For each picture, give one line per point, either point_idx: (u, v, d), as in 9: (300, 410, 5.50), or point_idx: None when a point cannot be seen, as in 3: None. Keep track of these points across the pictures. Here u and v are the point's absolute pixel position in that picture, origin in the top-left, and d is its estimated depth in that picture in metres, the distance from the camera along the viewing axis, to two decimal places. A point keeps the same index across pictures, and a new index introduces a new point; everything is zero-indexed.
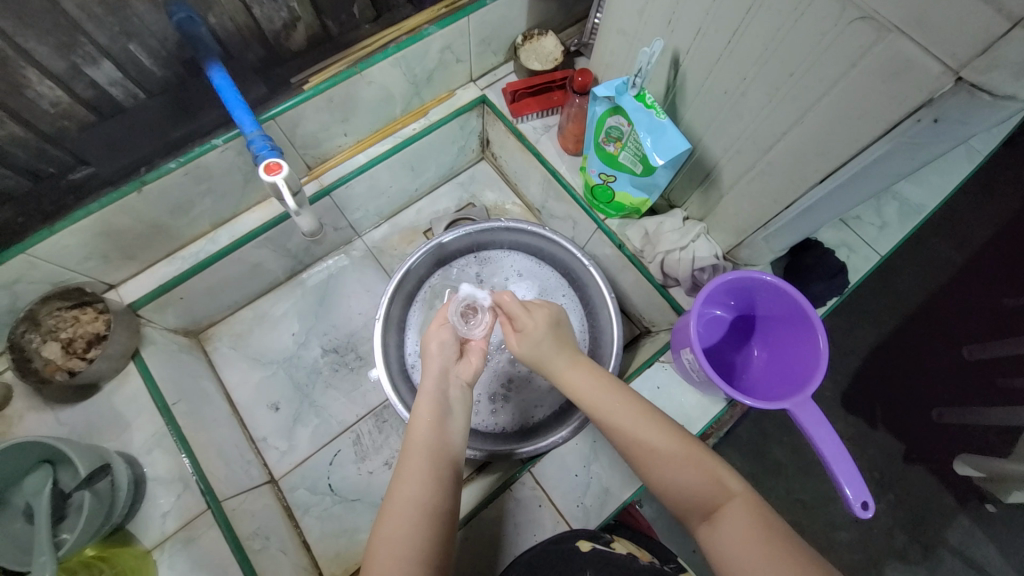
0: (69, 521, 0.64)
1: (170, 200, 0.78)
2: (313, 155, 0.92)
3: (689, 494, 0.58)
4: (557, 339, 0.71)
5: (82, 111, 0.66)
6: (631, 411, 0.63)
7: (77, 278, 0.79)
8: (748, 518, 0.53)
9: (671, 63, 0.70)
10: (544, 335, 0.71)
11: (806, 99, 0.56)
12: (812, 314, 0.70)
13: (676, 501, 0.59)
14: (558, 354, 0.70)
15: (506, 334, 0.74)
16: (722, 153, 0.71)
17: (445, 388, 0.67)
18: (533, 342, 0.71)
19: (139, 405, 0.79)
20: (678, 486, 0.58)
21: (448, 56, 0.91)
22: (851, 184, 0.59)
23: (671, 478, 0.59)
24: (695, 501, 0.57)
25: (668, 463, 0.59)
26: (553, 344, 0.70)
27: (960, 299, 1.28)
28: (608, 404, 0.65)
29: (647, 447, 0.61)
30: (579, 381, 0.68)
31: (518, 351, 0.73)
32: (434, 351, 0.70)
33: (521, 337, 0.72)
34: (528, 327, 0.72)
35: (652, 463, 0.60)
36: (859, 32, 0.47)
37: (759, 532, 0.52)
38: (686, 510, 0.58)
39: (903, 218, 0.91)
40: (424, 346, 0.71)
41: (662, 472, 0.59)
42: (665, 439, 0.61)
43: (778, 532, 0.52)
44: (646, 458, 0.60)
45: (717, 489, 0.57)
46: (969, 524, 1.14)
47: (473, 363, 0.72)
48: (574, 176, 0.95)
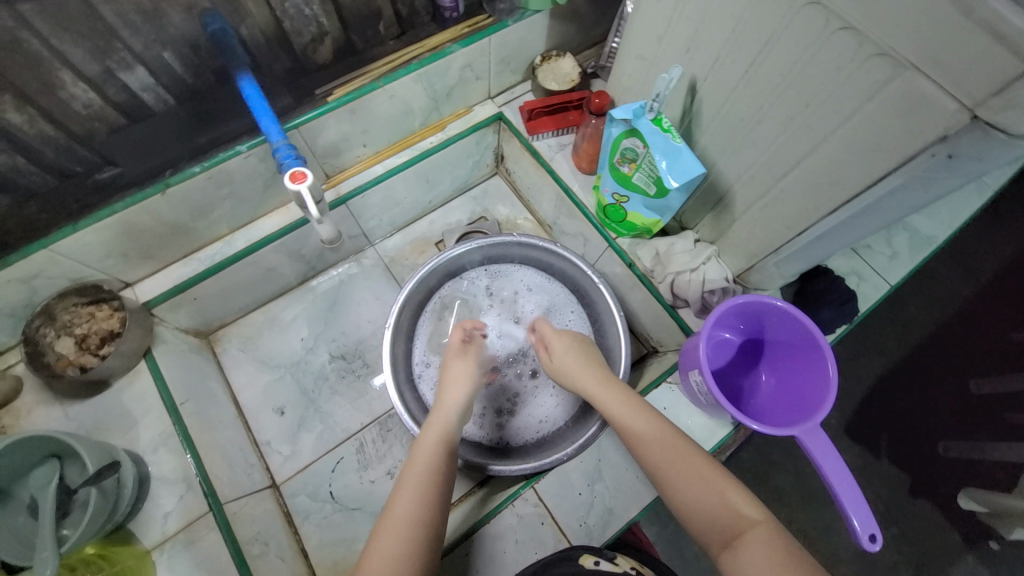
0: (72, 516, 0.64)
1: (192, 203, 0.80)
2: (332, 164, 0.93)
3: (711, 516, 0.58)
4: (585, 355, 0.79)
5: (112, 114, 0.68)
6: (654, 432, 0.65)
7: (95, 275, 0.80)
8: (770, 546, 0.53)
9: (688, 89, 0.71)
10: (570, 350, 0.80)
11: (821, 129, 0.57)
12: (822, 341, 0.70)
13: (698, 524, 0.59)
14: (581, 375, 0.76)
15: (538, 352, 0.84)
16: (735, 178, 0.72)
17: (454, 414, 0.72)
18: (562, 355, 0.80)
19: (147, 403, 0.80)
20: (699, 508, 0.59)
21: (468, 74, 0.93)
22: (866, 214, 0.60)
23: (693, 498, 0.59)
24: (717, 525, 0.57)
25: (691, 483, 0.60)
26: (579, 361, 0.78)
27: (969, 331, 1.27)
28: (637, 427, 0.67)
29: (672, 466, 0.62)
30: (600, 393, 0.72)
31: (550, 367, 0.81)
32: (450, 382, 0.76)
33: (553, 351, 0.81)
34: (557, 343, 0.82)
35: (676, 482, 0.61)
36: (876, 67, 0.49)
37: (783, 561, 0.51)
38: (708, 535, 0.58)
39: (913, 249, 0.91)
40: (443, 379, 0.77)
41: (686, 493, 0.60)
42: (688, 459, 0.62)
43: (801, 565, 0.51)
44: (671, 478, 0.61)
45: (739, 514, 0.57)
46: (974, 562, 1.12)
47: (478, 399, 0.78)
48: (587, 195, 0.96)
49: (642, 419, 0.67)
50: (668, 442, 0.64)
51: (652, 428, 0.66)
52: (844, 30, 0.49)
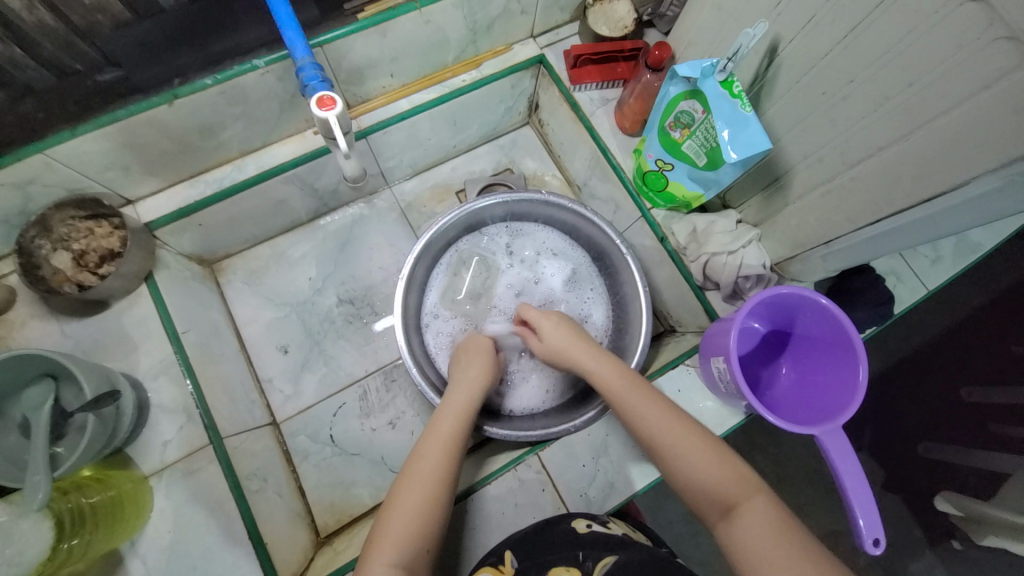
0: (69, 437, 0.63)
1: (200, 119, 0.73)
2: (355, 92, 0.85)
3: (709, 487, 0.57)
4: (578, 332, 0.76)
5: (117, 7, 0.60)
6: (652, 407, 0.64)
7: (94, 187, 0.75)
8: (769, 517, 0.53)
9: (768, 51, 0.64)
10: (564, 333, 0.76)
11: (919, 115, 0.51)
12: (857, 342, 0.66)
13: (695, 493, 0.58)
14: (573, 343, 0.74)
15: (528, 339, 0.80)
16: (800, 157, 0.66)
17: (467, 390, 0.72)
18: (552, 336, 0.76)
19: (148, 328, 0.76)
20: (696, 478, 0.58)
21: (513, 6, 0.83)
22: (943, 216, 0.55)
23: (692, 468, 0.58)
24: (714, 494, 0.57)
25: (690, 453, 0.59)
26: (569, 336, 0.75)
27: (987, 343, 1.24)
28: (633, 394, 0.66)
29: (672, 435, 0.61)
30: (598, 358, 0.71)
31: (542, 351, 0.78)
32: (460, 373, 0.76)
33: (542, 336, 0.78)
34: (545, 324, 0.78)
35: (674, 452, 0.60)
36: (1003, 51, 0.42)
37: (781, 530, 0.51)
38: (705, 504, 0.57)
39: (958, 254, 0.86)
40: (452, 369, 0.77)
41: (684, 463, 0.59)
42: (687, 431, 0.61)
43: (797, 535, 0.51)
44: (670, 448, 0.60)
45: (737, 485, 0.56)
46: (936, 559, 1.15)
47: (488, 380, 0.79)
48: (626, 158, 0.89)
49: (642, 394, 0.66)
50: (667, 414, 0.63)
51: (648, 402, 0.64)
52: (977, 0, 0.42)
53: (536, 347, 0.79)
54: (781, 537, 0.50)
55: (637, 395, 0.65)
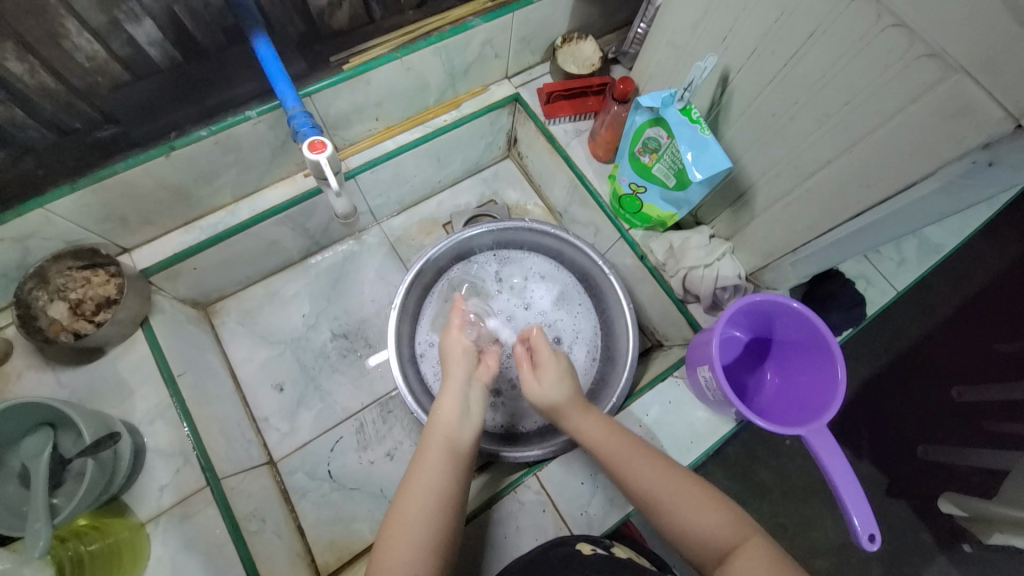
0: (66, 486, 0.63)
1: (197, 168, 0.76)
2: (342, 136, 0.90)
3: (705, 535, 0.58)
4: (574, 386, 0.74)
5: (116, 69, 0.64)
6: (642, 462, 0.64)
7: (91, 238, 0.77)
8: (765, 558, 0.54)
9: (720, 80, 0.70)
10: (565, 383, 0.73)
11: (858, 129, 0.56)
12: (832, 342, 0.70)
13: (692, 543, 0.59)
14: (567, 391, 0.73)
15: (521, 370, 0.76)
16: (759, 174, 0.72)
17: (467, 383, 0.71)
18: (552, 381, 0.73)
19: (144, 373, 0.77)
20: (694, 530, 0.59)
21: (488, 51, 0.90)
22: (894, 218, 0.59)
23: (688, 520, 0.60)
24: (710, 542, 0.58)
25: (685, 504, 0.60)
26: (563, 380, 0.73)
27: (964, 340, 1.28)
28: (627, 451, 0.66)
29: (666, 488, 0.62)
30: (584, 414, 0.71)
31: (535, 390, 0.74)
32: (457, 354, 0.74)
33: (541, 376, 0.74)
34: (550, 364, 0.74)
35: (669, 507, 0.61)
36: (923, 69, 0.48)
37: (778, 573, 0.52)
38: (701, 553, 0.58)
39: (920, 257, 0.90)
40: (447, 352, 0.75)
41: (679, 515, 0.60)
42: (679, 481, 0.62)
43: (792, 575, 0.52)
44: (664, 500, 0.62)
45: (732, 530, 0.58)
46: (945, 561, 1.14)
47: (490, 366, 0.76)
48: (602, 183, 0.94)
49: (629, 447, 0.66)
50: (656, 466, 0.64)
51: (640, 459, 0.65)
52: (895, 28, 0.48)
53: (530, 386, 0.75)
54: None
55: (621, 446, 0.66)
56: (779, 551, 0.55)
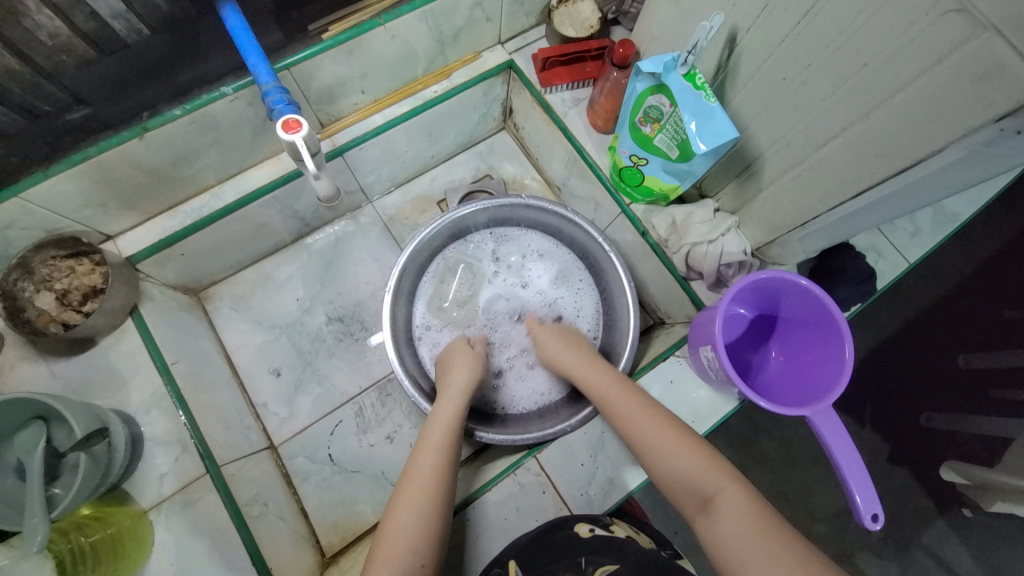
0: (64, 478, 0.62)
1: (174, 150, 0.73)
2: (327, 112, 0.86)
3: (687, 480, 0.61)
4: (571, 341, 0.83)
5: (82, 47, 0.60)
6: (636, 410, 0.68)
7: (73, 226, 0.75)
8: (743, 507, 0.56)
9: (727, 41, 0.65)
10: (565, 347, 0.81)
11: (877, 93, 0.51)
12: (840, 320, 0.67)
13: (675, 486, 0.62)
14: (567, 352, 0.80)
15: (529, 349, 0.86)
16: (768, 144, 0.67)
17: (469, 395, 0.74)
18: (552, 347, 0.83)
19: (137, 363, 0.76)
20: (681, 474, 0.61)
21: (478, 14, 0.84)
22: (911, 190, 0.56)
23: (671, 465, 0.62)
24: (692, 487, 0.60)
25: (669, 451, 0.63)
26: (563, 346, 0.82)
27: (976, 309, 1.25)
28: (619, 399, 0.69)
29: (654, 437, 0.64)
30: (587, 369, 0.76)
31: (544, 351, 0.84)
32: (465, 361, 0.79)
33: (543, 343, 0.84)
34: (545, 336, 0.85)
35: (654, 450, 0.64)
36: (950, 26, 0.43)
37: (753, 521, 0.54)
38: (684, 495, 0.61)
39: (936, 226, 0.86)
40: (451, 357, 0.80)
41: (664, 461, 0.63)
42: (665, 426, 0.65)
43: (771, 522, 0.54)
44: (651, 447, 0.64)
45: (714, 478, 0.60)
46: (946, 527, 1.15)
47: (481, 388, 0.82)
48: (602, 156, 0.90)
49: (623, 398, 0.69)
50: (647, 414, 0.67)
51: (633, 407, 0.68)
52: None
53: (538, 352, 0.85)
54: (758, 527, 0.54)
55: (613, 395, 0.70)
56: (761, 501, 0.57)
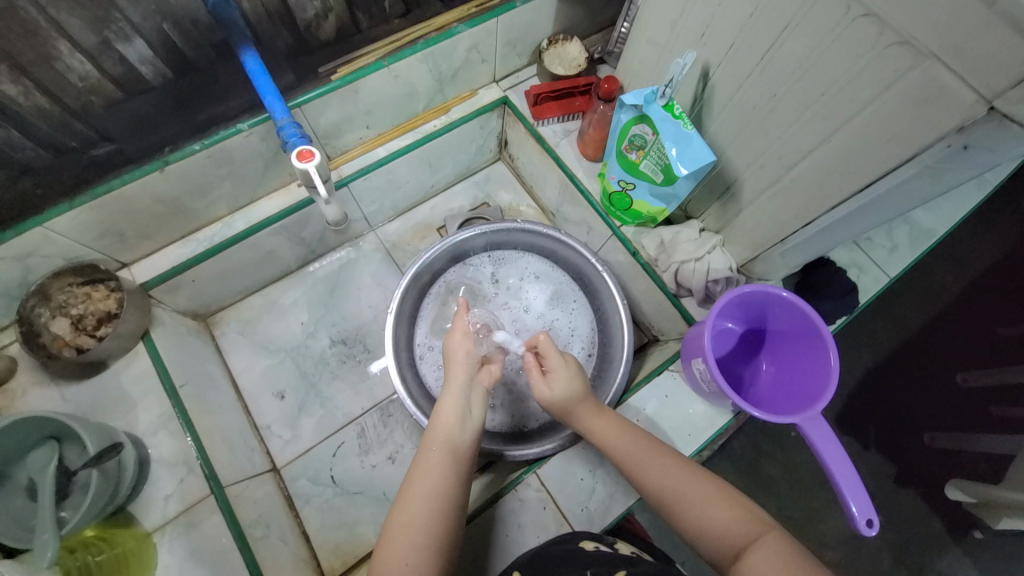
0: (73, 498, 0.63)
1: (191, 182, 0.78)
2: (334, 146, 0.92)
3: (718, 532, 0.57)
4: (584, 384, 0.74)
5: (109, 88, 0.66)
6: (654, 464, 0.64)
7: (91, 254, 0.78)
8: (782, 553, 0.52)
9: (701, 76, 0.71)
10: (575, 385, 0.73)
11: (836, 118, 0.57)
12: (824, 331, 0.70)
13: (708, 540, 0.58)
14: (582, 399, 0.72)
15: (532, 377, 0.76)
16: (744, 167, 0.72)
17: (469, 387, 0.72)
18: (563, 384, 0.73)
19: (145, 386, 0.78)
20: (712, 525, 0.58)
21: (474, 56, 0.91)
22: (876, 205, 0.60)
23: (702, 518, 0.59)
24: (724, 540, 0.57)
25: (697, 500, 0.60)
26: (580, 389, 0.73)
27: (964, 324, 1.28)
28: (637, 452, 0.66)
29: (678, 487, 0.62)
30: (599, 416, 0.71)
31: (545, 394, 0.74)
32: (461, 357, 0.74)
33: (551, 380, 0.74)
34: (559, 369, 0.74)
35: (679, 502, 0.61)
36: (895, 56, 0.49)
37: (792, 569, 0.50)
38: (717, 550, 0.57)
39: (913, 242, 0.91)
40: (449, 354, 0.74)
41: (692, 512, 0.60)
42: (687, 475, 0.62)
43: (810, 568, 0.50)
44: (677, 501, 0.61)
45: (748, 526, 0.56)
46: (955, 547, 1.13)
47: (492, 372, 0.76)
48: (592, 182, 0.95)
49: (642, 446, 0.66)
50: (668, 465, 0.64)
51: (653, 458, 0.65)
52: (866, 17, 0.49)
53: (541, 391, 0.75)
54: (794, 574, 0.50)
55: (628, 444, 0.67)
56: (797, 546, 0.53)
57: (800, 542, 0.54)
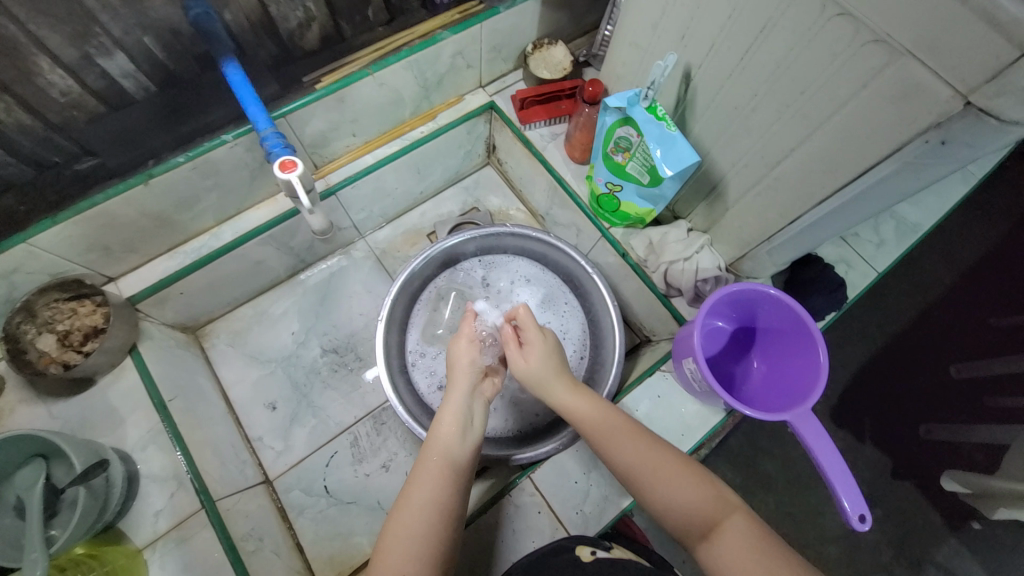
0: (61, 516, 0.63)
1: (176, 195, 0.77)
2: (320, 154, 0.91)
3: (687, 509, 0.58)
4: (561, 362, 0.74)
5: (91, 102, 0.66)
6: (627, 441, 0.64)
7: (76, 269, 0.78)
8: (748, 534, 0.54)
9: (682, 77, 0.72)
10: (552, 360, 0.73)
11: (816, 117, 0.57)
12: (813, 328, 0.70)
13: (674, 516, 0.59)
14: (556, 376, 0.71)
15: (508, 349, 0.74)
16: (728, 167, 0.73)
17: (471, 395, 0.71)
18: (540, 358, 0.72)
19: (133, 400, 0.78)
20: (679, 502, 0.59)
21: (459, 62, 0.91)
22: (859, 202, 0.61)
23: (669, 492, 0.59)
24: (693, 518, 0.57)
25: (665, 476, 0.60)
26: (555, 366, 0.72)
27: (955, 316, 1.29)
28: (607, 428, 0.66)
29: (646, 461, 0.62)
30: (571, 392, 0.70)
31: (523, 367, 0.73)
32: (463, 365, 0.73)
33: (529, 354, 0.73)
34: (537, 344, 0.74)
35: (647, 477, 0.61)
36: (871, 54, 0.49)
37: (760, 550, 0.52)
38: (681, 524, 0.58)
39: (900, 236, 0.92)
40: (452, 362, 0.74)
41: (661, 489, 0.60)
42: (655, 450, 0.63)
43: (777, 550, 0.52)
44: (646, 478, 0.61)
45: (716, 503, 0.57)
46: (953, 539, 1.14)
47: (494, 384, 0.76)
48: (580, 184, 0.95)
49: (612, 422, 0.66)
50: (636, 440, 0.64)
51: (624, 434, 0.64)
52: (842, 16, 0.49)
53: (516, 363, 0.74)
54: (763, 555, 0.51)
55: (598, 422, 0.67)
56: (761, 525, 0.55)
57: (762, 520, 0.56)
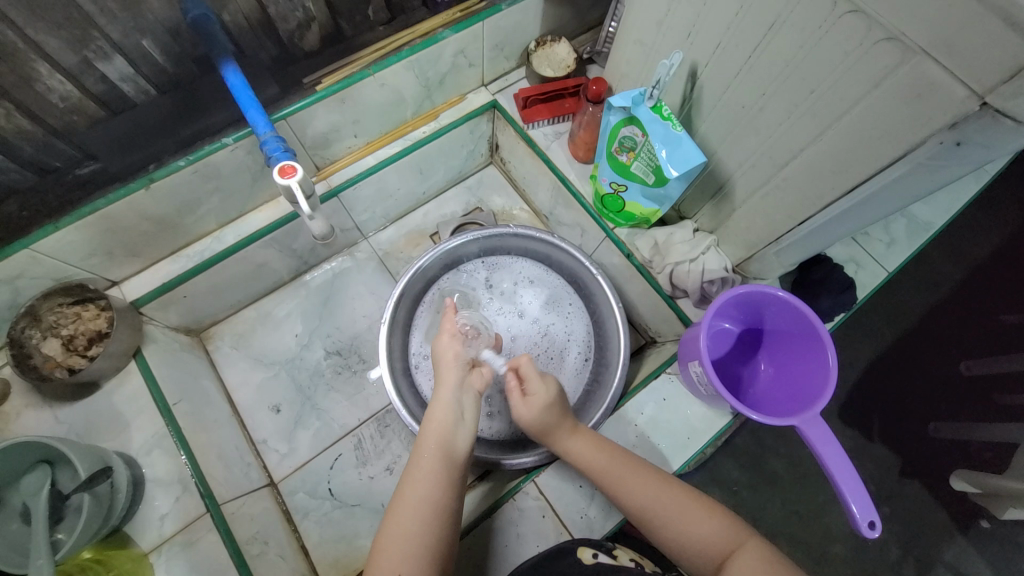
0: (67, 521, 0.63)
1: (178, 199, 0.77)
2: (322, 156, 0.91)
3: (702, 544, 0.60)
4: (562, 410, 0.71)
5: (91, 107, 0.65)
6: (632, 482, 0.64)
7: (80, 274, 0.78)
8: (764, 560, 0.56)
9: (688, 75, 0.70)
10: (553, 409, 0.70)
11: (826, 116, 0.56)
12: (821, 332, 0.69)
13: (690, 553, 0.60)
14: (559, 421, 0.69)
15: (511, 398, 0.72)
16: (735, 167, 0.72)
17: (460, 389, 0.70)
18: (541, 408, 0.69)
19: (138, 405, 0.78)
20: (692, 535, 0.60)
21: (461, 61, 0.90)
22: (869, 204, 0.59)
23: (682, 530, 0.61)
24: (707, 551, 0.59)
25: (677, 514, 0.61)
26: (559, 412, 0.70)
27: (967, 314, 1.27)
28: (611, 469, 0.66)
29: (656, 502, 0.62)
30: (573, 436, 0.69)
31: (526, 418, 0.70)
32: (449, 359, 0.72)
33: (529, 402, 0.70)
34: (538, 394, 0.70)
35: (660, 516, 0.62)
36: (884, 53, 0.47)
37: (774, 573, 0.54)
38: (696, 561, 0.60)
39: (911, 235, 0.90)
40: (437, 355, 0.73)
41: (673, 524, 0.61)
42: (664, 487, 0.64)
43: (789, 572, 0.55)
44: (656, 517, 0.62)
45: (728, 534, 0.59)
46: (963, 539, 1.12)
47: (484, 374, 0.74)
48: (584, 184, 0.94)
49: (615, 461, 0.66)
50: (645, 479, 0.64)
51: (628, 473, 0.65)
52: (853, 13, 0.48)
53: (518, 412, 0.71)
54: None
55: (603, 463, 0.66)
56: (771, 547, 0.57)
57: (772, 543, 0.58)
